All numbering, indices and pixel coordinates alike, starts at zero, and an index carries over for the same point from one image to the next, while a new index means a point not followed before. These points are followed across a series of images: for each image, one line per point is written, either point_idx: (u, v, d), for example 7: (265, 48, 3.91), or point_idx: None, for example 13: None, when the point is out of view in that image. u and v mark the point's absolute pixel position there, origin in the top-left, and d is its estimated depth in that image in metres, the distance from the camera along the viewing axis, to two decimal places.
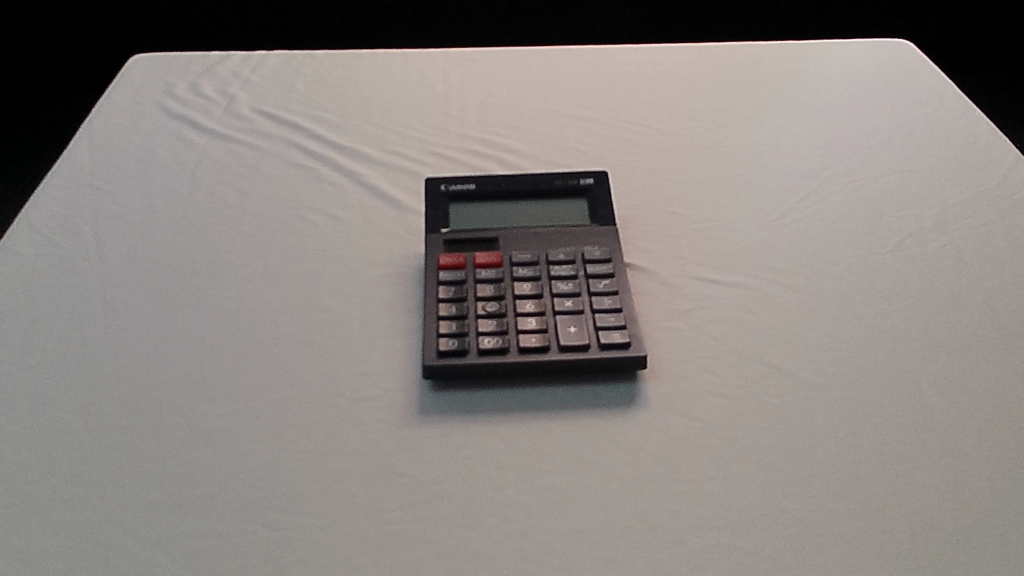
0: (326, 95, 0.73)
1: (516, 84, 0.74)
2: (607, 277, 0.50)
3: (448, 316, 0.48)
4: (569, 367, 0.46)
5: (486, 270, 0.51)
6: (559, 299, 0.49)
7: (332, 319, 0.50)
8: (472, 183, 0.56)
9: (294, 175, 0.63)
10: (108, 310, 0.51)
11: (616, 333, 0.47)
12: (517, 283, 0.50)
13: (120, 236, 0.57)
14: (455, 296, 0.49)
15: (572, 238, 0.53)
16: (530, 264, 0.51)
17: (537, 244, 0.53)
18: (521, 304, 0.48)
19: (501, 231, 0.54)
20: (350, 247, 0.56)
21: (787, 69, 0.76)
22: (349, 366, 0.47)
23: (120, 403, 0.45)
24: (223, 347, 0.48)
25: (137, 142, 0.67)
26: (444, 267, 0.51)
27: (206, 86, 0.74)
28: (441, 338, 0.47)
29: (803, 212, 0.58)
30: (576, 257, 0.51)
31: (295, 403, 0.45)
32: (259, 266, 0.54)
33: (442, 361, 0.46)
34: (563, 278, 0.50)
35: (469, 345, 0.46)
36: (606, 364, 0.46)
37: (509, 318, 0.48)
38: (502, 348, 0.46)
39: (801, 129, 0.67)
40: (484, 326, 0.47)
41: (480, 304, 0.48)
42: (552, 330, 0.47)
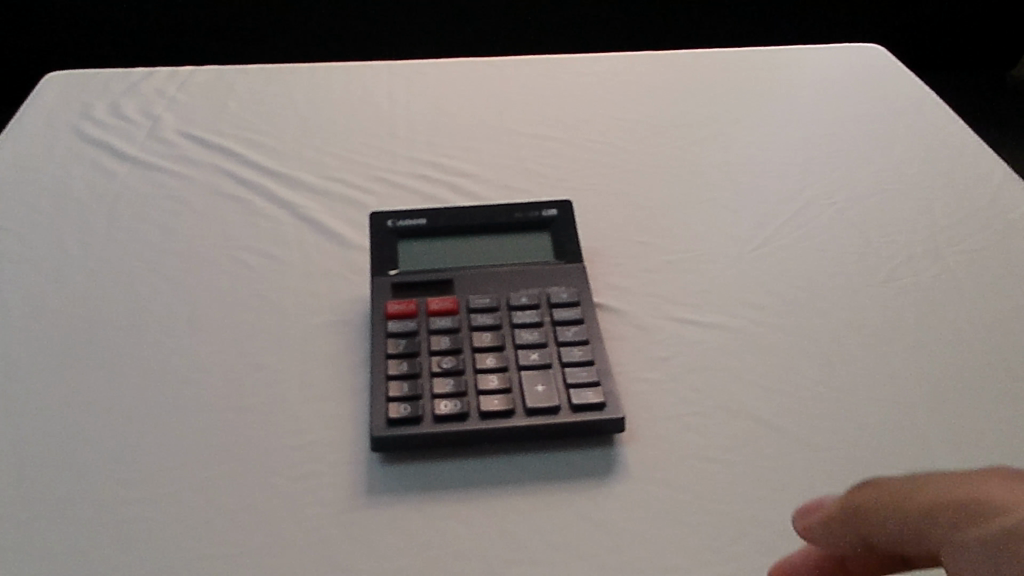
0: (261, 114, 0.67)
1: (467, 100, 0.68)
2: (575, 323, 0.45)
3: (399, 375, 0.42)
4: (537, 432, 0.40)
5: (440, 319, 0.45)
6: (523, 352, 0.43)
7: (266, 379, 0.44)
8: (423, 217, 0.50)
9: (224, 208, 0.57)
10: (9, 375, 0.45)
11: (589, 391, 0.41)
12: (476, 333, 0.44)
13: (27, 284, 0.51)
14: (406, 351, 0.43)
15: (535, 278, 0.48)
16: (489, 310, 0.45)
17: (496, 286, 0.47)
18: (481, 359, 0.43)
19: (456, 271, 0.48)
20: (286, 291, 0.50)
21: (756, 78, 0.71)
22: (285, 436, 0.41)
23: (20, 492, 0.39)
24: (144, 416, 0.42)
25: (50, 171, 0.60)
26: (393, 316, 0.45)
27: (128, 107, 0.68)
28: (391, 402, 0.41)
29: (784, 240, 0.53)
30: (540, 301, 0.46)
31: (225, 483, 0.39)
32: (185, 317, 0.48)
33: (394, 430, 0.40)
34: (526, 326, 0.45)
35: (424, 409, 0.41)
36: (579, 427, 0.40)
37: (468, 376, 0.42)
38: (461, 412, 0.40)
39: (775, 144, 0.62)
40: (440, 386, 0.42)
41: (435, 360, 0.43)
42: (517, 389, 0.42)
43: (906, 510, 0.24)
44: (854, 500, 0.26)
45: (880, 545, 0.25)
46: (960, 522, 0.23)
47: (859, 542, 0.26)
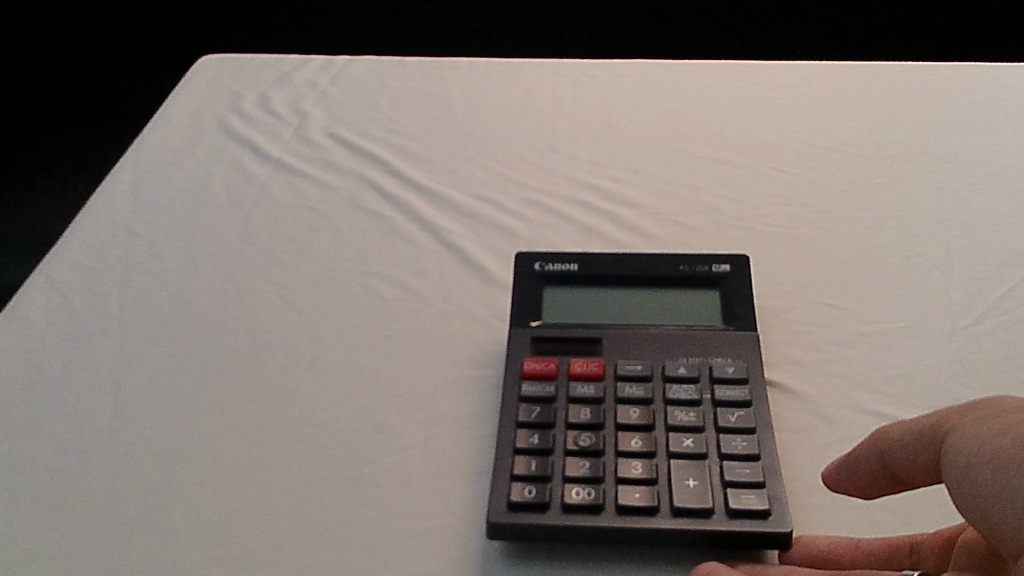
0: (413, 116, 0.62)
1: (638, 112, 0.62)
2: (740, 406, 0.38)
3: (527, 448, 0.36)
4: (684, 538, 0.34)
5: (582, 386, 0.39)
6: (675, 437, 0.37)
7: (386, 445, 0.40)
8: (575, 262, 0.44)
9: (363, 225, 0.52)
10: (117, 411, 0.41)
11: (750, 491, 0.34)
12: (622, 407, 0.38)
13: (149, 301, 0.47)
14: (539, 421, 0.38)
15: (697, 344, 0.41)
16: (640, 379, 0.39)
17: (651, 351, 0.41)
18: (625, 439, 0.37)
19: (604, 328, 0.42)
20: (418, 334, 0.45)
21: (977, 102, 0.61)
22: (398, 518, 0.37)
23: (109, 554, 0.36)
24: (249, 476, 0.38)
25: (190, 168, 0.57)
26: (529, 376, 0.40)
27: (277, 99, 0.64)
28: (515, 482, 0.35)
29: (1005, 314, 0.45)
30: (700, 373, 0.39)
31: (325, 568, 0.35)
32: (307, 355, 0.44)
33: (514, 516, 0.34)
34: (682, 403, 0.38)
35: (552, 496, 0.35)
36: (734, 537, 0.34)
37: (607, 459, 0.36)
38: (595, 504, 0.34)
39: (998, 189, 0.53)
40: (574, 468, 0.36)
41: (571, 436, 0.37)
42: (664, 480, 0.35)
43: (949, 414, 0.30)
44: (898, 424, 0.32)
45: (947, 439, 0.29)
46: (979, 408, 0.29)
47: (974, 421, 0.29)
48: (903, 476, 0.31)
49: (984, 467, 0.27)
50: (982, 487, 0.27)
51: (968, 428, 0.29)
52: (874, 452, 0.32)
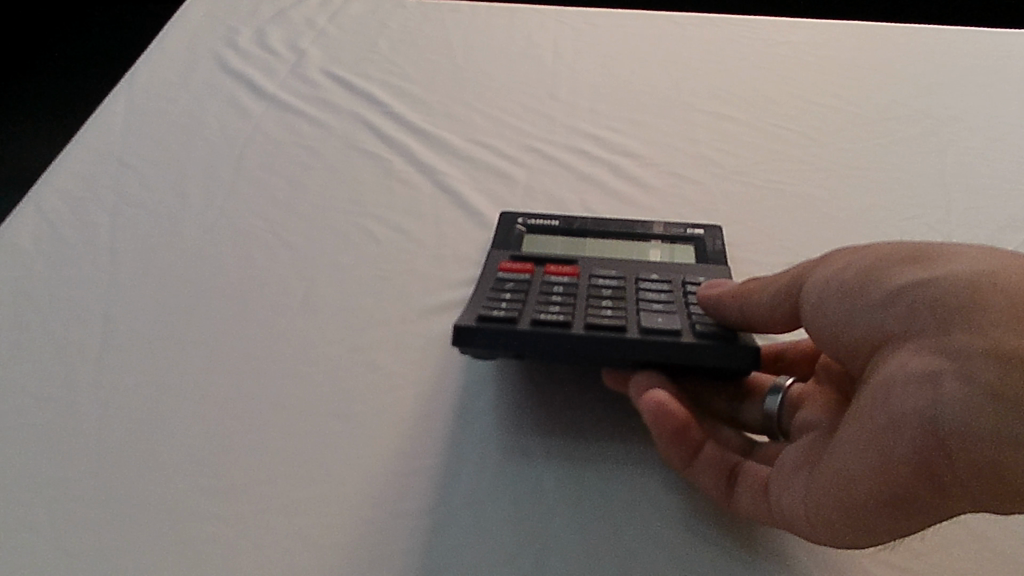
0: (411, 58, 0.61)
1: (641, 65, 0.61)
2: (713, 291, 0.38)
3: (495, 294, 0.36)
4: (652, 350, 0.33)
5: (557, 274, 0.39)
6: (648, 300, 0.37)
7: (375, 384, 0.39)
8: (557, 219, 0.45)
9: (358, 165, 0.51)
10: (105, 339, 0.41)
11: (717, 326, 0.34)
12: (594, 284, 0.38)
13: (139, 232, 0.47)
14: (509, 283, 0.37)
15: (676, 268, 0.41)
16: (615, 275, 0.39)
17: (626, 265, 0.41)
18: (596, 297, 0.37)
19: (583, 257, 0.41)
20: (411, 274, 0.45)
21: (982, 66, 0.61)
22: (387, 456, 0.36)
23: (94, 480, 0.35)
24: (236, 410, 0.38)
25: (183, 101, 0.56)
26: (503, 268, 0.39)
27: (274, 36, 0.63)
28: (486, 303, 0.35)
29: None
30: (673, 279, 0.39)
31: (311, 501, 0.35)
32: (298, 292, 0.44)
33: (480, 323, 0.34)
34: (655, 286, 0.38)
35: (522, 314, 0.35)
36: (702, 354, 0.33)
37: (578, 304, 0.36)
38: (564, 321, 0.34)
39: (999, 154, 0.53)
40: (545, 304, 0.36)
41: (542, 292, 0.37)
42: (634, 320, 0.35)
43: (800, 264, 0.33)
44: (757, 280, 0.34)
45: (802, 282, 0.32)
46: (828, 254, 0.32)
47: (823, 268, 0.31)
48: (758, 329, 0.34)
49: (833, 297, 0.30)
50: (836, 316, 0.30)
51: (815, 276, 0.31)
52: (738, 308, 0.34)
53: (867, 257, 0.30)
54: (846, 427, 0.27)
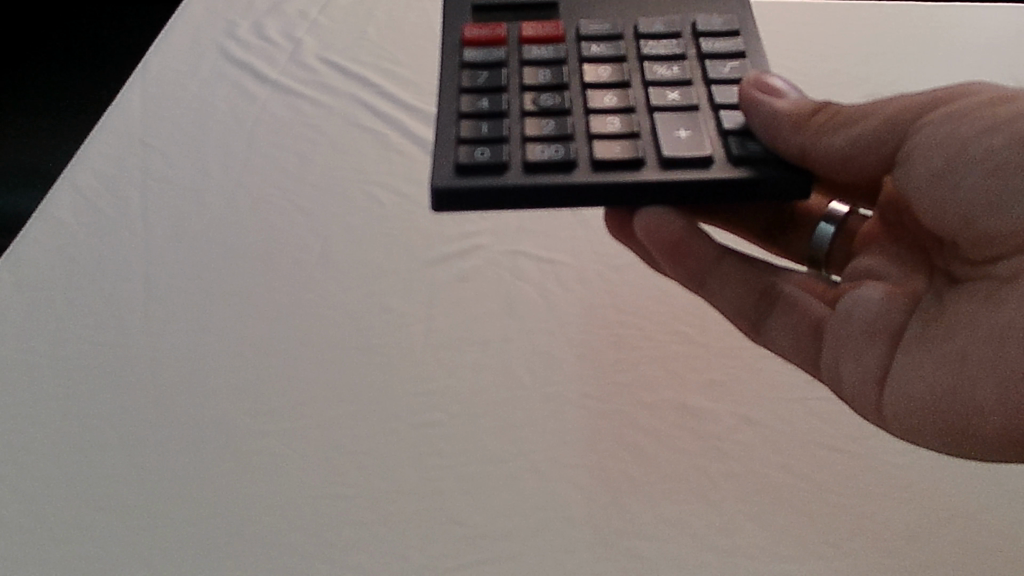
0: (399, 43, 0.67)
1: None
2: (731, 57, 0.39)
3: (477, 113, 0.37)
4: (672, 187, 0.35)
5: (543, 57, 0.40)
6: (658, 91, 0.38)
7: (391, 323, 0.45)
8: None
9: (359, 140, 0.57)
10: (149, 295, 0.47)
11: (756, 138, 0.36)
12: (588, 67, 0.39)
13: (168, 203, 0.52)
14: (488, 86, 0.39)
15: (667, 10, 0.42)
16: (609, 40, 0.40)
17: (620, 11, 0.42)
18: (597, 97, 0.38)
19: (570, 2, 0.43)
20: (414, 230, 0.50)
21: (915, 33, 0.67)
22: (406, 381, 0.42)
23: (154, 408, 0.41)
24: (271, 349, 0.44)
25: (194, 89, 0.62)
26: (478, 57, 0.40)
27: (270, 25, 0.68)
28: (471, 147, 0.36)
29: None
30: (677, 35, 0.40)
31: (344, 421, 0.41)
32: (317, 250, 0.49)
33: (466, 180, 0.35)
34: (661, 59, 0.39)
35: (512, 158, 0.35)
36: (732, 182, 0.35)
37: (576, 119, 0.37)
38: (569, 162, 0.35)
39: None
40: (536, 129, 0.36)
41: (530, 97, 0.38)
42: (648, 135, 0.36)
43: (904, 115, 0.36)
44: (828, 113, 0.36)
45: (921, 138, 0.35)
46: (943, 108, 0.35)
47: (950, 129, 0.34)
48: (826, 169, 0.36)
49: (976, 179, 0.33)
50: (976, 193, 0.33)
51: (938, 134, 0.35)
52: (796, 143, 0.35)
53: (1005, 123, 0.33)
54: (995, 338, 0.32)
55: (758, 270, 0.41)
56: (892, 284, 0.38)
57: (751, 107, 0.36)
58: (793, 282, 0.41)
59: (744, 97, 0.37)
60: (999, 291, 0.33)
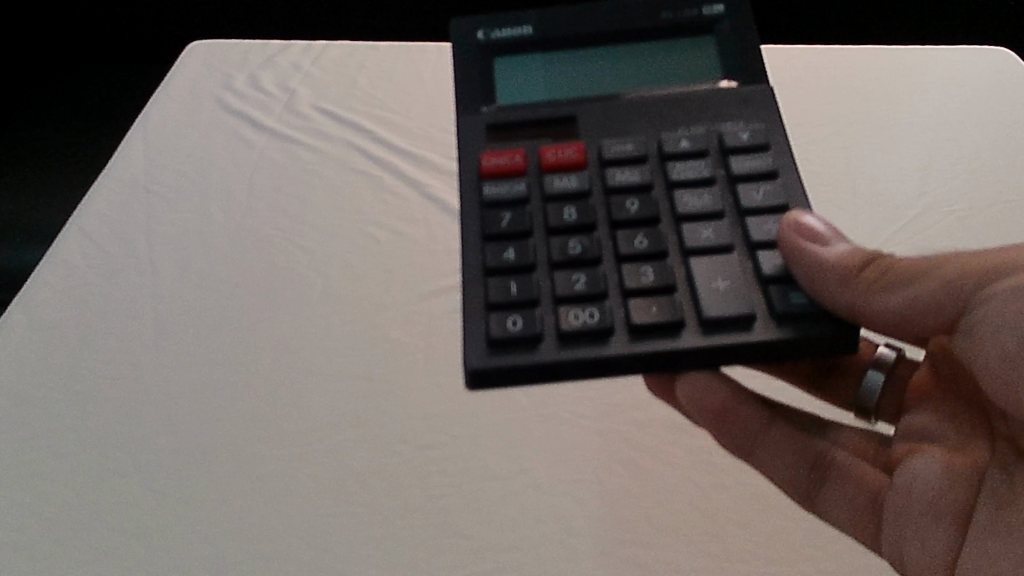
0: (389, 87, 0.69)
1: None
2: (763, 176, 0.36)
3: (503, 267, 0.35)
4: (715, 356, 0.33)
5: (563, 181, 0.37)
6: (691, 228, 0.35)
7: (393, 354, 0.47)
8: (530, 25, 0.41)
9: (355, 183, 0.60)
10: (159, 330, 0.48)
11: (799, 288, 0.33)
12: (615, 200, 0.36)
13: (172, 245, 0.54)
14: (512, 230, 0.36)
15: (693, 112, 0.39)
16: (634, 162, 0.37)
17: (640, 121, 0.39)
18: (628, 241, 0.35)
19: (583, 108, 0.39)
20: (411, 267, 0.53)
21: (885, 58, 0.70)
22: (411, 405, 0.44)
23: (169, 435, 0.43)
24: (281, 379, 0.46)
25: (193, 137, 0.64)
26: (492, 182, 0.37)
27: (265, 75, 0.70)
28: (499, 316, 0.34)
29: (902, 245, 0.54)
30: (705, 150, 0.37)
31: (352, 445, 0.43)
32: (319, 286, 0.51)
33: (499, 359, 0.33)
34: (691, 185, 0.36)
35: (545, 327, 0.33)
36: (778, 347, 0.33)
37: (606, 271, 0.35)
38: (604, 330, 0.33)
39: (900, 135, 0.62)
40: (567, 286, 0.34)
41: (557, 243, 0.35)
42: (684, 285, 0.34)
43: (962, 281, 0.34)
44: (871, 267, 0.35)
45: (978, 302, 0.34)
46: (1003, 280, 0.33)
47: (1006, 299, 0.33)
48: (877, 327, 0.35)
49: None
50: None
51: (994, 306, 0.33)
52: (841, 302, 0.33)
53: None
54: None
55: (807, 436, 0.41)
56: (950, 449, 0.37)
57: (793, 255, 0.34)
58: (843, 447, 0.41)
59: (785, 243, 0.34)
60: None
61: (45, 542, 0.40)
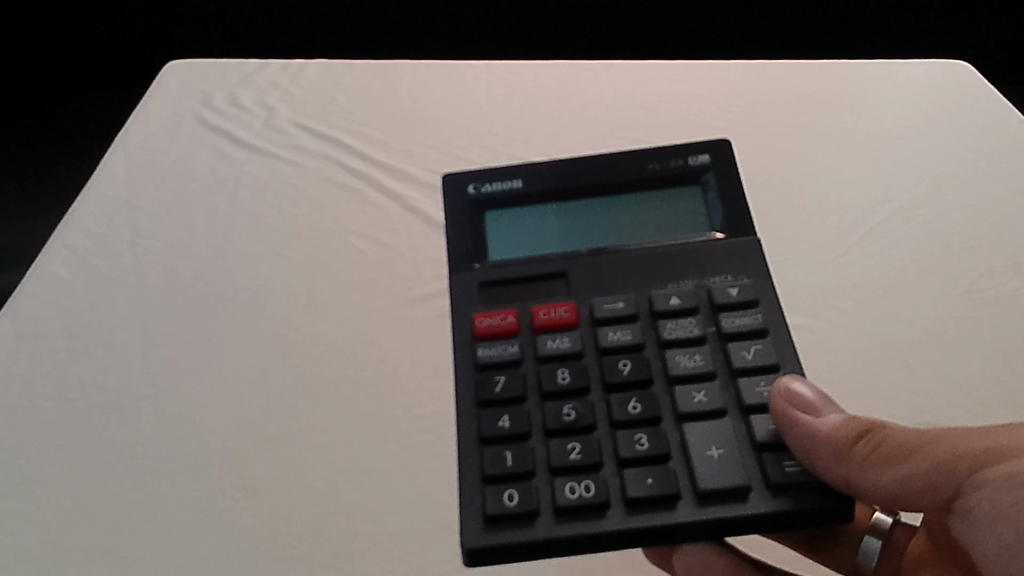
0: (367, 99, 0.70)
1: (564, 83, 0.70)
2: (756, 335, 0.34)
3: (498, 437, 0.32)
4: (712, 531, 0.30)
5: (556, 339, 0.35)
6: (683, 391, 0.33)
7: (379, 357, 0.48)
8: (518, 179, 0.39)
9: (337, 195, 0.61)
10: (148, 344, 0.50)
11: (792, 456, 0.31)
12: (608, 360, 0.34)
13: (157, 258, 0.55)
14: (506, 396, 0.33)
15: (678, 262, 0.36)
16: (625, 322, 0.35)
17: (630, 276, 0.36)
18: (622, 404, 0.33)
19: (571, 262, 0.37)
20: (394, 274, 0.54)
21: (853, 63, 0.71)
22: (399, 406, 0.46)
23: (164, 450, 0.45)
24: (270, 387, 0.47)
25: (174, 152, 0.65)
26: (487, 343, 0.35)
27: (245, 92, 0.71)
28: (494, 490, 0.31)
29: (871, 247, 0.56)
30: (697, 305, 0.35)
31: (342, 450, 0.44)
32: (303, 294, 0.53)
33: (495, 537, 0.31)
34: (683, 344, 0.34)
35: (540, 502, 0.31)
36: (775, 519, 0.30)
37: (602, 438, 0.32)
38: (599, 505, 0.31)
39: (868, 141, 0.64)
40: (561, 455, 0.32)
41: (551, 409, 0.33)
42: (679, 453, 0.32)
43: (956, 462, 0.30)
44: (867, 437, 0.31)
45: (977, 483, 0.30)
46: (1000, 466, 0.30)
47: (1009, 490, 0.29)
48: (870, 504, 0.31)
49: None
50: None
51: (996, 494, 0.29)
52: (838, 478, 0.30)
53: None
54: None
55: None
56: None
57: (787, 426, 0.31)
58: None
59: (777, 413, 0.31)
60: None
61: (44, 552, 0.41)
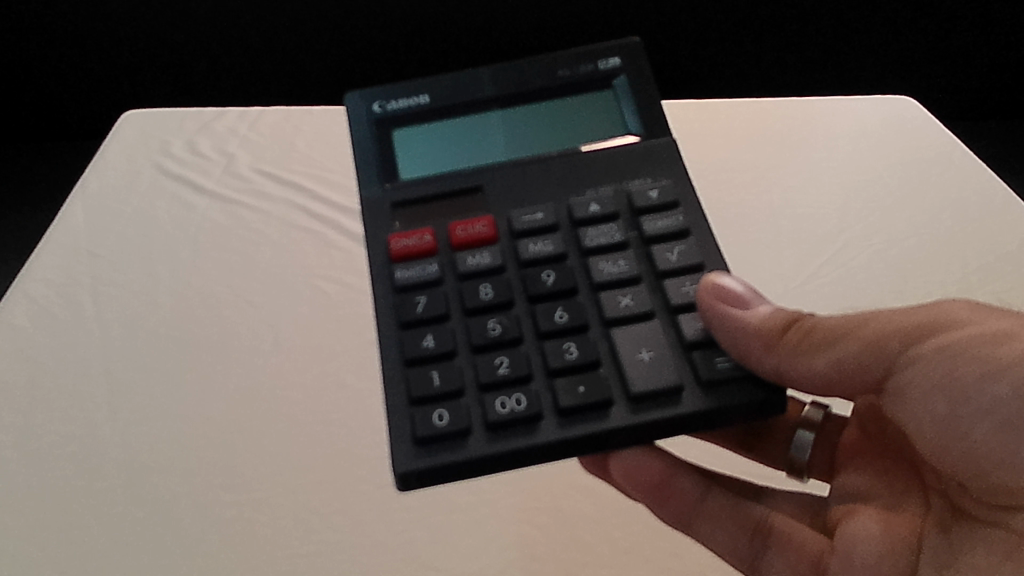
0: (323, 138, 0.70)
1: None
2: (675, 237, 0.38)
3: (423, 357, 0.36)
4: (644, 431, 0.34)
5: (474, 255, 0.38)
6: (610, 297, 0.37)
7: (349, 396, 0.48)
8: (424, 94, 0.42)
9: (297, 238, 0.60)
10: (112, 389, 0.49)
11: (724, 353, 0.35)
12: (530, 273, 0.38)
13: (120, 305, 0.55)
14: (429, 315, 0.37)
15: (603, 171, 0.40)
16: (545, 233, 0.39)
17: (548, 187, 0.40)
18: (548, 314, 0.36)
19: (484, 178, 0.40)
20: (361, 315, 0.54)
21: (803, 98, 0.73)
22: (370, 444, 0.46)
23: (135, 494, 0.44)
24: (239, 428, 0.47)
25: (134, 198, 0.65)
26: (403, 263, 0.38)
27: (201, 135, 0.71)
28: (427, 410, 0.34)
29: (827, 278, 0.57)
30: (617, 212, 0.39)
31: (314, 488, 0.44)
32: (269, 335, 0.52)
33: (429, 458, 0.34)
34: (605, 250, 0.38)
35: (472, 420, 0.34)
36: (705, 417, 0.34)
37: (529, 348, 0.36)
38: (533, 417, 0.34)
39: (820, 176, 0.65)
40: (491, 372, 0.35)
41: (475, 324, 0.36)
42: (609, 359, 0.35)
43: (888, 341, 0.34)
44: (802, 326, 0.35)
45: (909, 358, 0.34)
46: (931, 340, 0.34)
47: (938, 363, 0.34)
48: (807, 386, 0.35)
49: (986, 432, 0.33)
50: (979, 440, 0.34)
51: (927, 368, 0.34)
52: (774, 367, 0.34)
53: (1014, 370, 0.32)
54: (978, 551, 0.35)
55: (739, 504, 0.41)
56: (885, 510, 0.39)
57: (713, 321, 0.35)
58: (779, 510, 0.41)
59: (705, 310, 0.35)
60: (1018, 554, 0.34)
61: None
